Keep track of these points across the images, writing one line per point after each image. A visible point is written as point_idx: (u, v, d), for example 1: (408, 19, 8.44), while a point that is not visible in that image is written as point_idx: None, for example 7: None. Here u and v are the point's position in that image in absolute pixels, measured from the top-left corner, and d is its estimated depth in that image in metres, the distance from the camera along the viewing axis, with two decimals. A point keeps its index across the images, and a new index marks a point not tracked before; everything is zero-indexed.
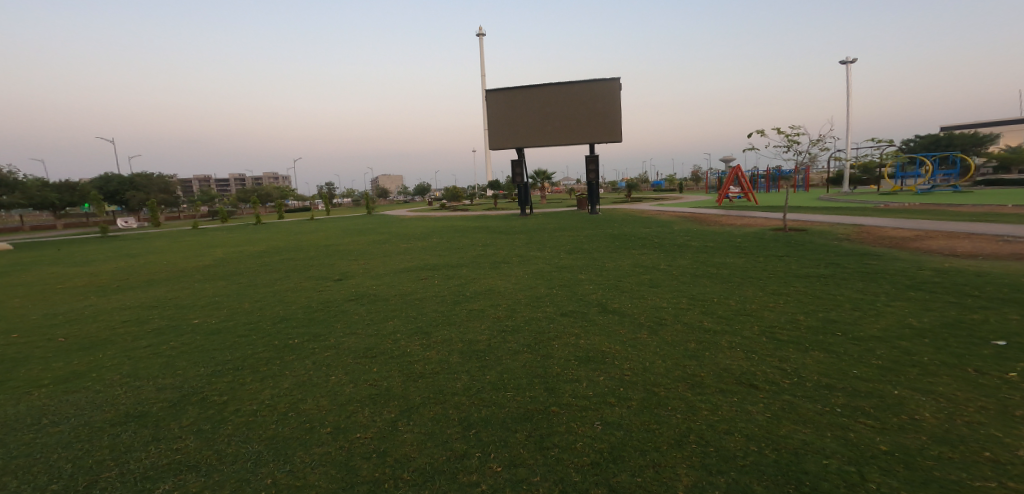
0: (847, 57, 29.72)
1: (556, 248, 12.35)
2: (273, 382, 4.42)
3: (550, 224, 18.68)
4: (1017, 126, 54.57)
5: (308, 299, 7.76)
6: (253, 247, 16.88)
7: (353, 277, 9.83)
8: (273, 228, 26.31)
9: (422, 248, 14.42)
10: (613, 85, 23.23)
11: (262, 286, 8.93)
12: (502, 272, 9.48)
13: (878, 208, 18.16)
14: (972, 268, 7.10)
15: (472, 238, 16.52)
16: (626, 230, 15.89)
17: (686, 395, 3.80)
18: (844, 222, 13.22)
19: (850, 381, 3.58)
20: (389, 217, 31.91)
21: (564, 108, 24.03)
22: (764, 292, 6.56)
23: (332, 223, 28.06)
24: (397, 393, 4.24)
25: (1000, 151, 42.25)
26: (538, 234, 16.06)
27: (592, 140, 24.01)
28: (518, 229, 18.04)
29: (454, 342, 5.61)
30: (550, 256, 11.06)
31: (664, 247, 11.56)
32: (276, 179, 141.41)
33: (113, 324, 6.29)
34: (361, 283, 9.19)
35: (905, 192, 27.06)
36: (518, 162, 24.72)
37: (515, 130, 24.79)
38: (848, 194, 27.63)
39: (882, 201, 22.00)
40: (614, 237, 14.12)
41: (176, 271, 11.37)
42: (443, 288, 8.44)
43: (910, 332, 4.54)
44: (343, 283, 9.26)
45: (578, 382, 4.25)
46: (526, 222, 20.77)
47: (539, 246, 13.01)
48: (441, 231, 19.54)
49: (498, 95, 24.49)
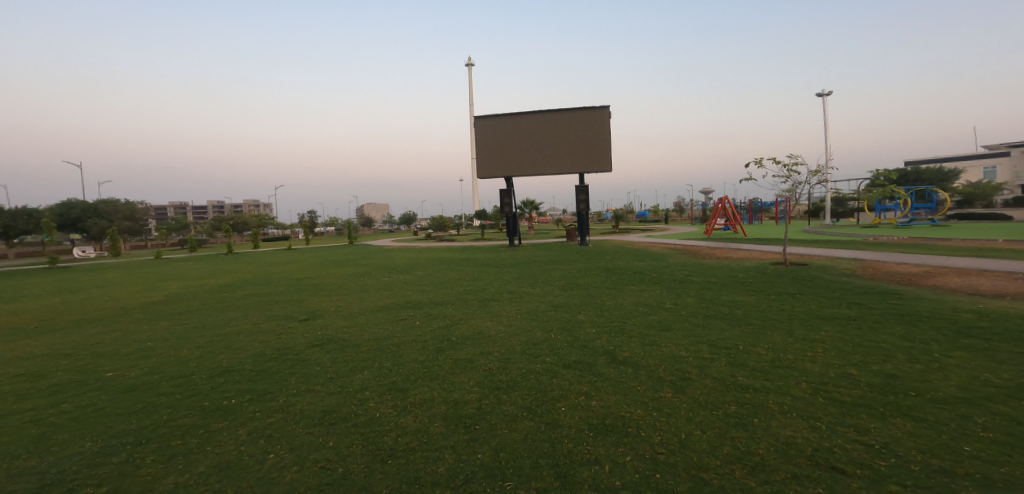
0: (824, 93, 30.48)
1: (548, 284, 11.43)
2: (189, 467, 3.30)
3: (540, 257, 17.86)
4: (977, 162, 57.43)
5: (264, 345, 6.60)
6: (216, 279, 15.48)
7: (322, 316, 8.69)
8: (244, 259, 24.78)
9: (403, 282, 13.31)
10: (602, 113, 23.14)
11: (214, 327, 7.73)
12: (491, 311, 8.48)
13: (869, 242, 17.94)
14: (1012, 309, 6.43)
15: (457, 271, 15.52)
16: (618, 263, 15.15)
17: (747, 485, 2.84)
18: (844, 256, 12.73)
19: (966, 467, 2.70)
20: (369, 248, 30.70)
21: (552, 137, 23.76)
22: (795, 336, 5.72)
23: (308, 254, 26.68)
24: (357, 483, 3.17)
25: (966, 185, 43.93)
26: (528, 267, 15.15)
27: (581, 169, 23.68)
28: (505, 262, 17.13)
29: (436, 403, 4.56)
30: (543, 293, 10.10)
31: (663, 283, 10.78)
32: (254, 208, 138.32)
33: (5, 380, 5.04)
34: (330, 324, 8.05)
35: (887, 225, 27.30)
36: (506, 192, 24.07)
37: (503, 158, 24.36)
38: (832, 227, 27.70)
39: (869, 234, 22.00)
40: (609, 272, 13.31)
41: (120, 308, 10.02)
42: (424, 331, 7.37)
43: (999, 392, 3.71)
44: (309, 324, 8.10)
45: (598, 465, 3.27)
46: (513, 254, 19.91)
47: (530, 281, 12.07)
48: (425, 263, 18.49)
49: (486, 122, 24.12)
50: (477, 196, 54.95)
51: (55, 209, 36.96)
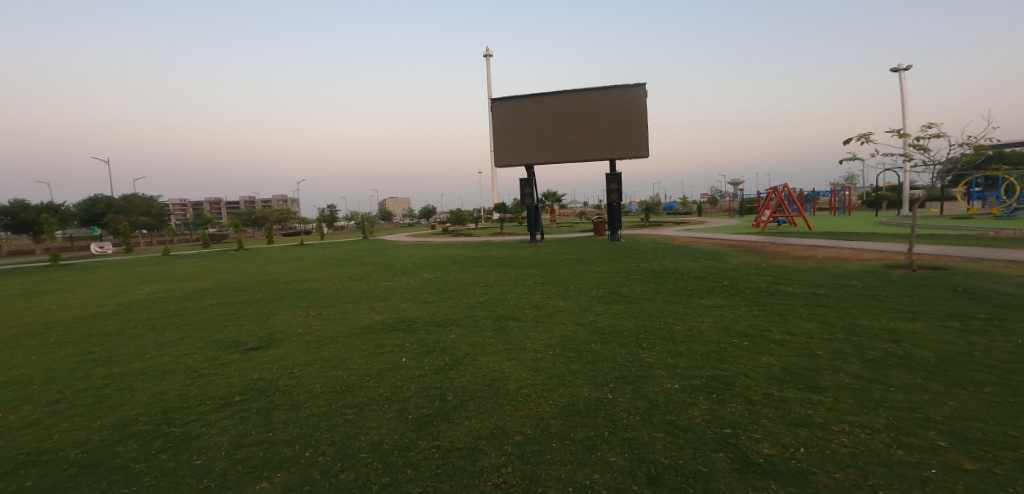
0: (897, 65, 26.41)
1: (583, 293, 8.81)
2: None
3: (568, 255, 15.21)
4: None
5: (156, 403, 4.21)
6: (194, 281, 13.37)
7: (280, 338, 6.32)
8: (246, 256, 22.85)
9: (402, 288, 10.92)
10: (638, 91, 20.08)
11: (120, 361, 5.46)
12: (511, 342, 5.94)
13: (983, 237, 14.45)
14: None
15: (470, 273, 13.06)
16: (667, 264, 12.30)
17: None
18: (986, 257, 9.51)
19: None
20: (382, 244, 28.56)
21: (580, 119, 20.88)
22: None
23: (315, 250, 24.61)
24: None
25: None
26: (555, 269, 12.54)
27: (613, 155, 20.73)
28: (528, 261, 14.58)
29: None
30: (581, 309, 7.49)
31: (744, 293, 7.98)
32: (283, 203, 140.24)
33: None
34: (281, 355, 5.64)
35: (980, 217, 23.20)
36: (528, 181, 21.38)
37: (524, 144, 21.67)
38: (908, 218, 23.87)
39: (969, 227, 18.27)
40: (660, 275, 10.54)
41: (44, 325, 7.92)
42: (412, 377, 4.91)
43: None
44: (251, 354, 5.70)
45: None
46: (538, 251, 17.33)
47: (560, 290, 9.47)
48: (435, 263, 16.08)
49: (504, 104, 21.53)
50: (499, 187, 52.35)
51: (80, 205, 36.54)
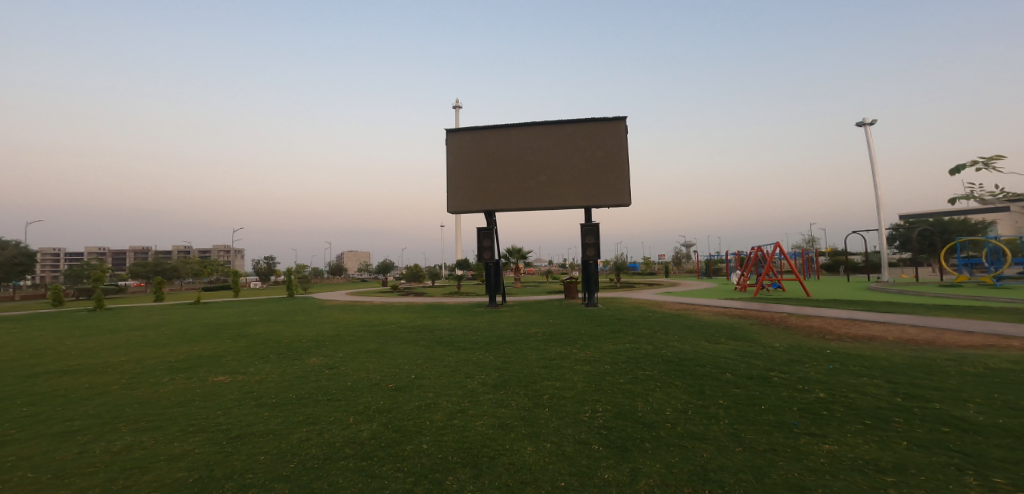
0: (864, 119, 25.32)
1: (573, 433, 4.48)
2: None
3: (536, 328, 10.87)
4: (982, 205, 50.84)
5: None
6: None
7: None
8: (96, 320, 16.81)
9: (242, 388, 6.12)
10: (616, 126, 17.32)
11: None
12: None
13: None
14: None
15: (383, 358, 8.38)
16: (683, 347, 8.30)
17: None
18: None
19: None
20: (303, 304, 23.14)
21: (550, 157, 17.63)
22: None
23: (204, 312, 18.86)
24: None
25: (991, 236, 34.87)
26: (515, 354, 8.12)
27: (589, 202, 17.29)
28: (478, 336, 10.16)
29: None
30: None
31: (897, 422, 3.95)
32: (221, 254, 129.19)
33: None
34: None
35: (979, 284, 21.00)
36: (487, 232, 17.39)
37: (483, 185, 17.96)
38: (904, 285, 21.43)
39: (996, 296, 15.58)
40: (684, 371, 6.52)
41: None
42: None
43: None
44: None
45: None
46: (492, 320, 12.94)
47: (521, 416, 5.08)
48: (348, 337, 11.26)
49: (462, 137, 18.18)
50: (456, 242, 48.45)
51: None
